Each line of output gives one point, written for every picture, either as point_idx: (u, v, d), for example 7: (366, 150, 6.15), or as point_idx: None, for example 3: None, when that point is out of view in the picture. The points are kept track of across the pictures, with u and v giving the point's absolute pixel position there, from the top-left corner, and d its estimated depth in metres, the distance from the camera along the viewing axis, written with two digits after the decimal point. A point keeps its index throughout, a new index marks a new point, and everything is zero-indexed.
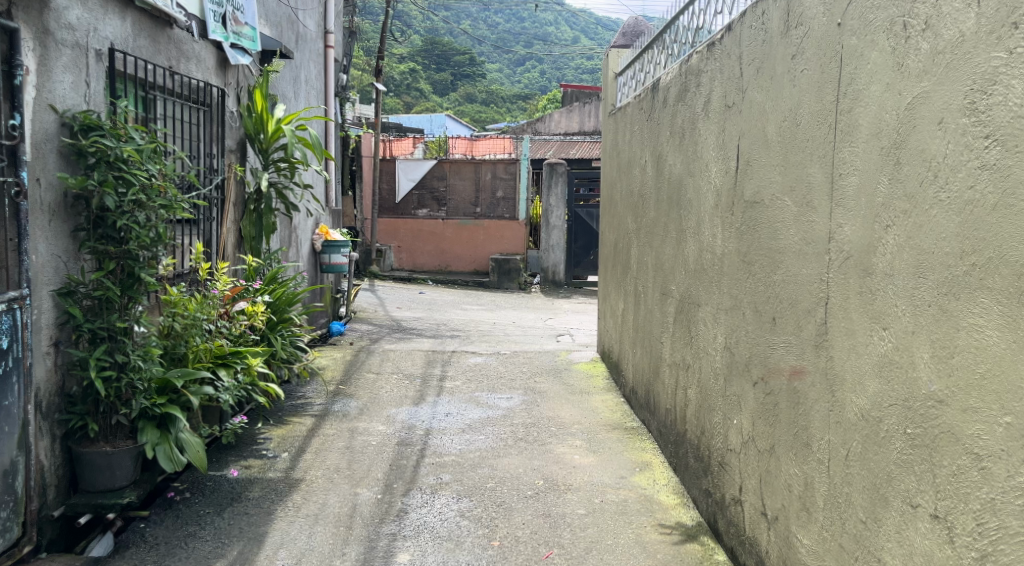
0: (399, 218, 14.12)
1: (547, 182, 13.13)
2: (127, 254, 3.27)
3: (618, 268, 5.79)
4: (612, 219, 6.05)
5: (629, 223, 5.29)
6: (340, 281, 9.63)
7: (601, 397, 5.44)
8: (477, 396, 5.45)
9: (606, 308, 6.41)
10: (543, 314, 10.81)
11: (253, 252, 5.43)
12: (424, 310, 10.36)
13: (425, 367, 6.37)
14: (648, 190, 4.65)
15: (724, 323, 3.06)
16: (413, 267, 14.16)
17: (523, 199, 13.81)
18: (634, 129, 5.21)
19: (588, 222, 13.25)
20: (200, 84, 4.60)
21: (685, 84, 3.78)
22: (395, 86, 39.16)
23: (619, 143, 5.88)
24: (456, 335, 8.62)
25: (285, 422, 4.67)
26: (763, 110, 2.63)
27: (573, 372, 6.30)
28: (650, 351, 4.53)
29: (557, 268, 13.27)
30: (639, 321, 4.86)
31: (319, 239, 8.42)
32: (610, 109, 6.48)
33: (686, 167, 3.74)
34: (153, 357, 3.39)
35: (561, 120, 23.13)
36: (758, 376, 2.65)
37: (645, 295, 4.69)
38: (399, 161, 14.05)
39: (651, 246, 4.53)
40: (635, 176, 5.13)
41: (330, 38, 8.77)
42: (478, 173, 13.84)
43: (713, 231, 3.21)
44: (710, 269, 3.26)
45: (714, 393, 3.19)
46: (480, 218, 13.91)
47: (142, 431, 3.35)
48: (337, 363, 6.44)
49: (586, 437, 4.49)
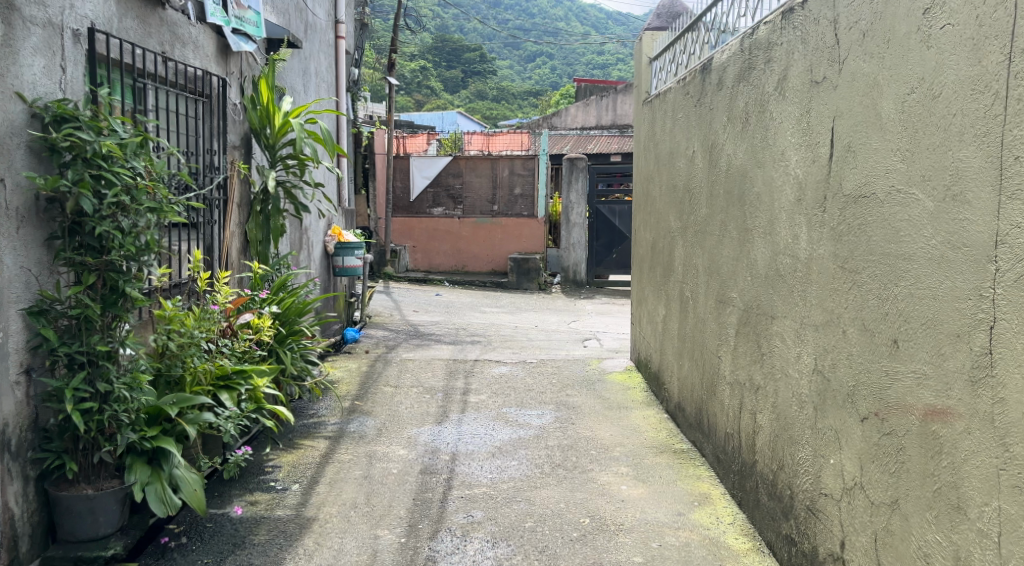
0: (414, 217, 13.68)
1: (567, 178, 12.66)
2: (108, 265, 2.80)
3: (658, 271, 5.30)
4: (649, 217, 5.57)
5: (672, 221, 4.81)
6: (354, 285, 9.20)
7: (642, 414, 4.95)
8: (505, 413, 4.98)
9: (643, 313, 5.92)
10: (566, 316, 10.33)
11: (260, 258, 4.98)
12: (442, 314, 9.90)
13: (447, 379, 5.91)
14: (698, 184, 4.17)
15: (813, 341, 2.57)
16: (429, 268, 13.73)
17: (541, 195, 13.31)
18: (678, 116, 4.73)
19: (610, 219, 12.75)
20: (199, 73, 4.13)
21: (749, 62, 3.30)
22: (407, 85, 38.78)
23: (657, 134, 5.39)
24: (477, 341, 8.16)
25: (296, 446, 4.21)
26: (875, 83, 2.15)
27: (608, 383, 5.81)
28: (704, 364, 4.04)
29: (578, 267, 12.79)
30: (688, 331, 4.37)
31: (333, 241, 7.99)
32: (644, 98, 6.00)
33: (752, 157, 3.26)
34: (142, 385, 2.91)
35: (577, 115, 22.66)
36: (869, 410, 2.16)
37: (695, 302, 4.20)
38: (414, 158, 13.61)
39: (704, 246, 4.04)
40: (679, 168, 4.64)
41: (341, 28, 8.31)
42: (495, 169, 13.38)
43: (796, 232, 2.73)
44: (792, 275, 2.77)
45: (798, 424, 2.70)
46: (497, 216, 13.45)
47: (130, 468, 2.89)
48: (352, 375, 5.99)
49: (632, 463, 4.00)
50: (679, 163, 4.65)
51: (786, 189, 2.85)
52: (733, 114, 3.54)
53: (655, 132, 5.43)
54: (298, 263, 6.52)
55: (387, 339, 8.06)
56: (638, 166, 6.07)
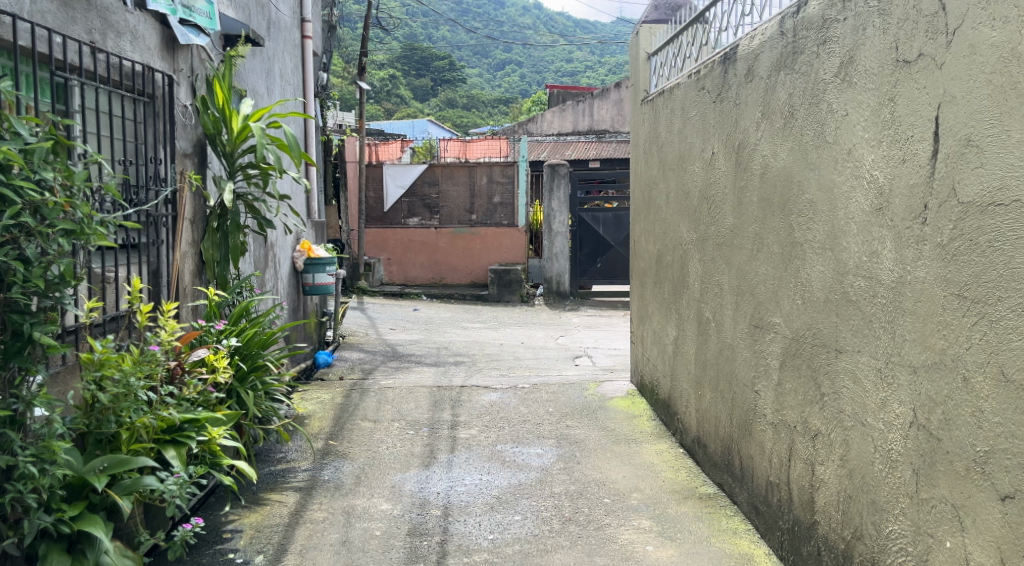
0: (389, 228, 13.07)
1: (549, 185, 12.15)
2: (9, 304, 2.21)
3: (666, 286, 4.79)
4: (653, 226, 5.05)
5: (685, 231, 4.30)
6: (326, 302, 8.58)
7: (654, 450, 4.41)
8: (500, 451, 4.42)
9: (646, 331, 5.40)
10: (553, 331, 9.78)
11: (218, 281, 4.37)
12: (422, 331, 9.31)
13: (432, 410, 5.33)
14: (721, 189, 3.65)
15: (908, 386, 2.04)
16: (405, 281, 13.11)
17: (522, 204, 12.77)
18: (689, 115, 4.21)
19: (594, 227, 12.24)
20: (139, 68, 3.53)
21: (793, 46, 2.79)
22: (377, 94, 38.08)
23: (661, 135, 4.87)
24: (461, 362, 7.58)
25: (261, 503, 3.61)
26: (1012, 56, 1.64)
27: (610, 410, 5.27)
28: (733, 397, 3.52)
29: (561, 277, 12.22)
30: (710, 357, 3.85)
31: (302, 256, 7.36)
32: (643, 97, 5.49)
33: (799, 158, 2.75)
34: (58, 455, 2.30)
35: (553, 121, 22.12)
36: (1017, 488, 1.63)
37: (721, 324, 3.68)
38: (387, 166, 13.01)
39: (731, 261, 3.53)
40: (693, 172, 4.13)
41: (308, 27, 7.71)
42: (473, 177, 12.84)
43: (875, 249, 2.21)
44: (868, 300, 2.26)
45: (885, 488, 2.18)
46: (475, 225, 12.89)
47: (46, 560, 2.31)
48: (326, 408, 5.39)
49: (653, 515, 3.46)
50: (693, 166, 4.13)
51: (854, 195, 2.34)
52: (768, 108, 3.03)
53: (659, 133, 4.92)
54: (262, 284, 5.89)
55: (363, 362, 7.46)
56: (638, 170, 5.54)
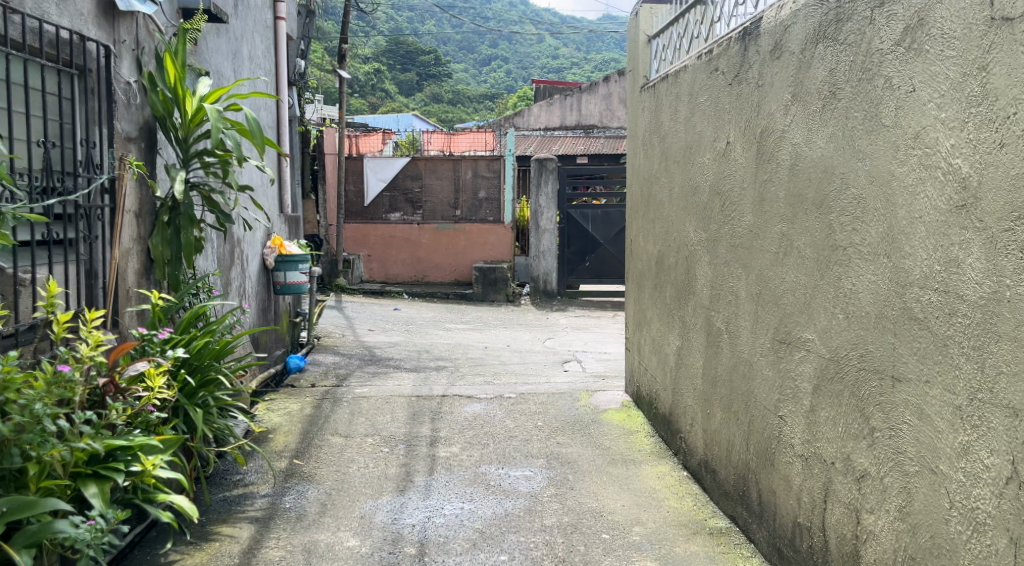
0: (369, 223, 12.58)
1: (536, 180, 11.76)
2: None
3: (669, 290, 4.36)
4: (654, 223, 4.62)
5: (693, 230, 3.86)
6: (300, 302, 8.11)
7: (655, 473, 3.98)
8: (484, 473, 3.98)
9: (644, 338, 4.97)
10: (540, 333, 9.34)
11: (169, 281, 3.88)
12: (402, 332, 8.85)
13: (410, 422, 4.87)
14: (739, 182, 3.22)
15: (1004, 431, 1.62)
16: (385, 278, 12.63)
17: (507, 199, 12.32)
18: (699, 100, 3.78)
19: (582, 224, 11.79)
20: (67, 36, 3.04)
21: (836, 12, 2.36)
22: (361, 88, 37.45)
23: (664, 124, 4.44)
24: (442, 367, 7.13)
25: (211, 539, 3.15)
26: None
27: (604, 424, 4.84)
28: (749, 420, 3.10)
29: (549, 276, 11.84)
30: (723, 372, 3.42)
31: (273, 253, 6.87)
32: (642, 83, 5.05)
33: (843, 145, 2.32)
34: None
35: (540, 115, 21.63)
36: None
37: (736, 337, 3.25)
38: (368, 159, 12.51)
39: (749, 265, 3.10)
40: (704, 164, 3.70)
41: (280, 8, 7.21)
42: (458, 171, 12.38)
43: (958, 257, 1.77)
44: (943, 320, 1.83)
45: (963, 555, 1.75)
46: (460, 221, 12.43)
47: None
48: (294, 420, 4.92)
49: (658, 554, 3.03)
50: (703, 158, 3.70)
51: (923, 188, 1.91)
52: (801, 88, 2.60)
53: (663, 121, 4.48)
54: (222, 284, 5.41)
55: (338, 367, 6.99)
56: (637, 162, 5.10)
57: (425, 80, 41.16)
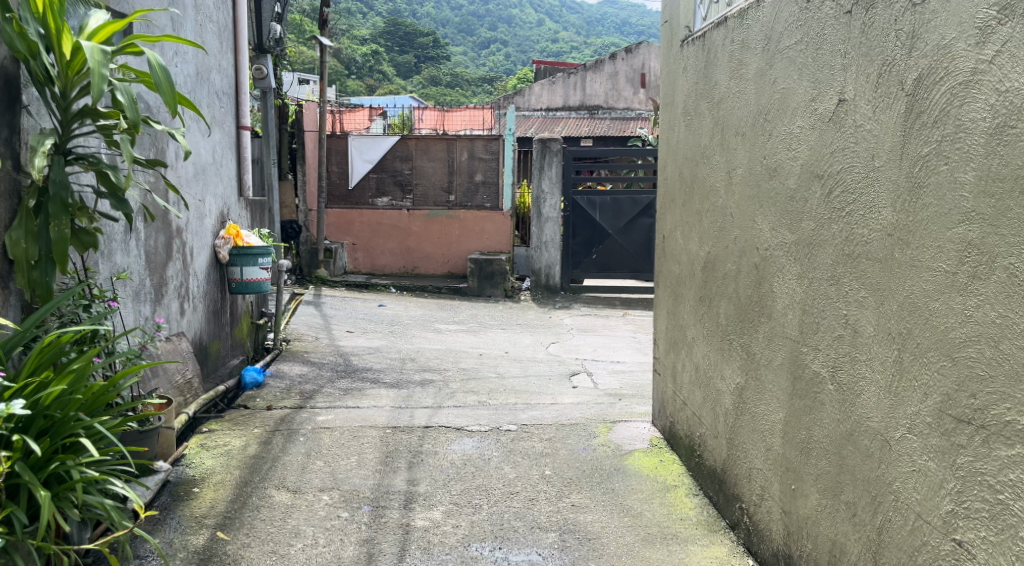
0: (353, 208, 11.45)
1: (540, 163, 10.71)
2: None
3: (725, 308, 3.27)
4: (705, 216, 3.54)
5: (769, 226, 2.78)
6: (267, 300, 7.02)
7: (709, 560, 2.91)
8: (474, 559, 2.92)
9: (683, 364, 3.88)
10: (542, 336, 8.26)
11: (32, 291, 2.78)
12: (385, 335, 7.76)
13: (380, 469, 3.80)
14: (861, 157, 2.13)
15: None
16: (371, 269, 11.54)
17: (507, 183, 11.22)
18: (782, 41, 2.68)
19: (589, 212, 10.70)
20: None
21: None
22: (358, 69, 36.19)
23: (721, 85, 3.35)
24: (429, 382, 6.05)
25: None
26: None
27: (630, 474, 3.77)
28: (880, 529, 2.01)
29: (551, 269, 10.85)
30: (824, 439, 2.34)
31: (227, 245, 5.76)
32: (684, 37, 3.94)
33: None
34: None
35: (542, 95, 20.41)
36: None
37: (853, 392, 2.17)
38: (353, 138, 11.32)
39: (884, 286, 2.00)
40: (790, 135, 2.62)
41: None
42: (452, 152, 11.26)
43: None
44: None
45: None
46: (454, 208, 11.33)
47: None
48: (231, 464, 3.83)
49: None
50: (790, 126, 2.62)
51: None
52: None
53: (716, 80, 3.40)
54: (135, 287, 4.30)
55: (304, 382, 5.91)
56: (677, 136, 4.03)
57: (422, 61, 39.96)
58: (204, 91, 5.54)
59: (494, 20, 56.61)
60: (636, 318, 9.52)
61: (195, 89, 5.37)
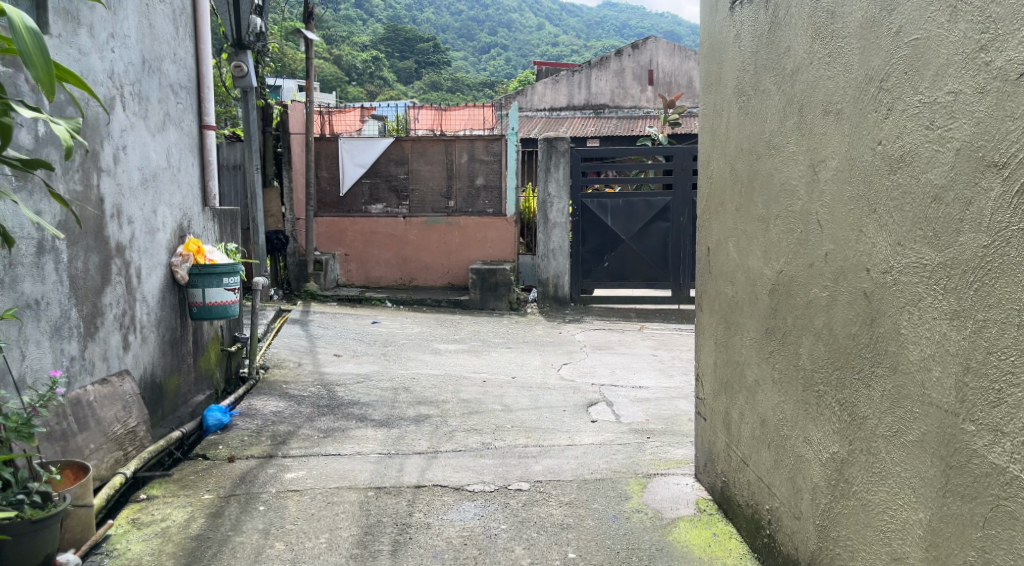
0: (346, 217, 10.63)
1: (546, 164, 9.86)
2: None
3: (809, 348, 2.44)
4: (774, 223, 2.71)
5: (890, 240, 1.95)
6: (239, 325, 6.20)
7: None
8: None
9: (741, 412, 3.04)
10: (553, 357, 7.41)
11: None
12: (377, 360, 6.93)
13: (357, 555, 2.96)
14: None
15: None
16: (366, 282, 10.71)
17: (510, 187, 10.39)
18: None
19: (600, 217, 9.92)
20: None
21: None
22: (358, 75, 35.50)
23: (795, 50, 2.52)
24: (425, 418, 5.21)
25: None
26: None
27: (679, 558, 2.92)
28: None
29: (560, 278, 10.01)
30: None
31: (186, 263, 4.95)
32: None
33: None
34: None
35: (545, 94, 19.56)
36: None
37: None
38: (344, 140, 10.51)
39: None
40: (931, 104, 1.79)
41: None
42: (451, 154, 10.44)
43: None
44: None
45: None
46: (453, 214, 10.50)
47: None
48: (165, 550, 3.00)
49: None
50: (932, 91, 1.79)
51: None
52: None
53: (787, 44, 2.58)
54: (52, 320, 3.50)
55: (279, 422, 5.08)
56: (728, 120, 3.20)
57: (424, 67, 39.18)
58: (154, 84, 4.73)
59: (494, 25, 55.78)
60: (654, 333, 8.67)
61: (142, 80, 4.55)
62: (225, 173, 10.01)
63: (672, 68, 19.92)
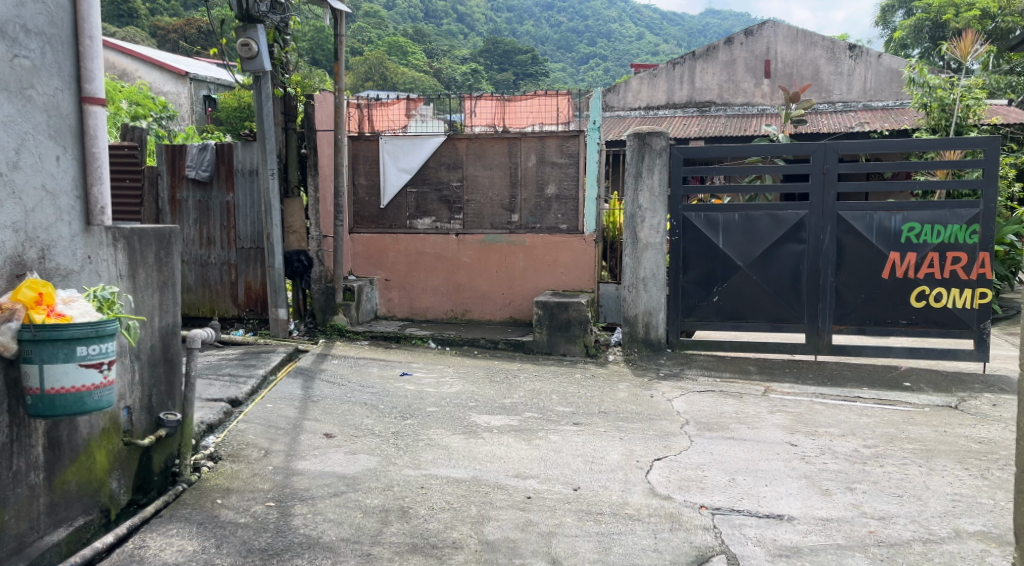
0: (386, 233, 8.60)
1: (636, 167, 7.59)
2: None
3: None
4: None
5: None
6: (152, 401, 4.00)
7: None
8: None
9: None
10: (642, 445, 5.11)
11: None
12: (385, 446, 4.80)
13: None
14: None
15: None
16: (410, 314, 8.65)
17: (590, 197, 8.12)
18: None
19: (708, 236, 7.54)
20: None
21: None
22: (458, 88, 34.75)
23: None
24: None
25: None
26: None
27: None
28: None
29: (653, 316, 7.64)
30: None
31: (10, 322, 2.94)
32: None
33: None
34: None
35: (640, 90, 17.46)
36: None
37: None
38: (385, 140, 8.51)
39: None
40: None
41: None
42: (515, 155, 8.29)
43: None
44: None
45: None
46: (518, 231, 8.33)
47: None
48: None
49: None
50: None
51: None
52: None
53: None
54: None
55: None
56: None
57: (522, 79, 37.16)
58: None
59: (594, 36, 53.75)
60: (784, 404, 6.28)
61: None
62: (239, 180, 8.10)
63: (795, 57, 17.08)
